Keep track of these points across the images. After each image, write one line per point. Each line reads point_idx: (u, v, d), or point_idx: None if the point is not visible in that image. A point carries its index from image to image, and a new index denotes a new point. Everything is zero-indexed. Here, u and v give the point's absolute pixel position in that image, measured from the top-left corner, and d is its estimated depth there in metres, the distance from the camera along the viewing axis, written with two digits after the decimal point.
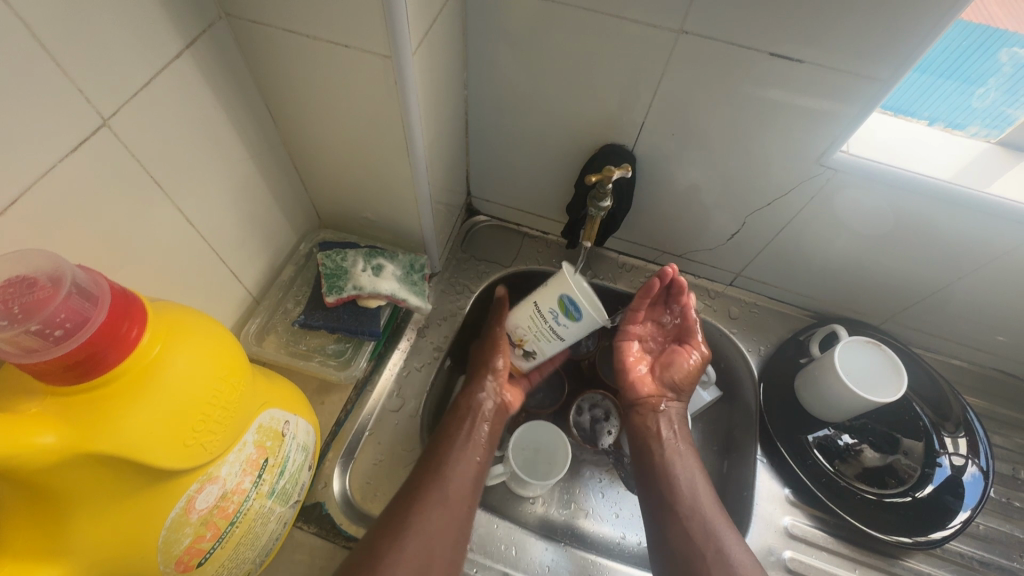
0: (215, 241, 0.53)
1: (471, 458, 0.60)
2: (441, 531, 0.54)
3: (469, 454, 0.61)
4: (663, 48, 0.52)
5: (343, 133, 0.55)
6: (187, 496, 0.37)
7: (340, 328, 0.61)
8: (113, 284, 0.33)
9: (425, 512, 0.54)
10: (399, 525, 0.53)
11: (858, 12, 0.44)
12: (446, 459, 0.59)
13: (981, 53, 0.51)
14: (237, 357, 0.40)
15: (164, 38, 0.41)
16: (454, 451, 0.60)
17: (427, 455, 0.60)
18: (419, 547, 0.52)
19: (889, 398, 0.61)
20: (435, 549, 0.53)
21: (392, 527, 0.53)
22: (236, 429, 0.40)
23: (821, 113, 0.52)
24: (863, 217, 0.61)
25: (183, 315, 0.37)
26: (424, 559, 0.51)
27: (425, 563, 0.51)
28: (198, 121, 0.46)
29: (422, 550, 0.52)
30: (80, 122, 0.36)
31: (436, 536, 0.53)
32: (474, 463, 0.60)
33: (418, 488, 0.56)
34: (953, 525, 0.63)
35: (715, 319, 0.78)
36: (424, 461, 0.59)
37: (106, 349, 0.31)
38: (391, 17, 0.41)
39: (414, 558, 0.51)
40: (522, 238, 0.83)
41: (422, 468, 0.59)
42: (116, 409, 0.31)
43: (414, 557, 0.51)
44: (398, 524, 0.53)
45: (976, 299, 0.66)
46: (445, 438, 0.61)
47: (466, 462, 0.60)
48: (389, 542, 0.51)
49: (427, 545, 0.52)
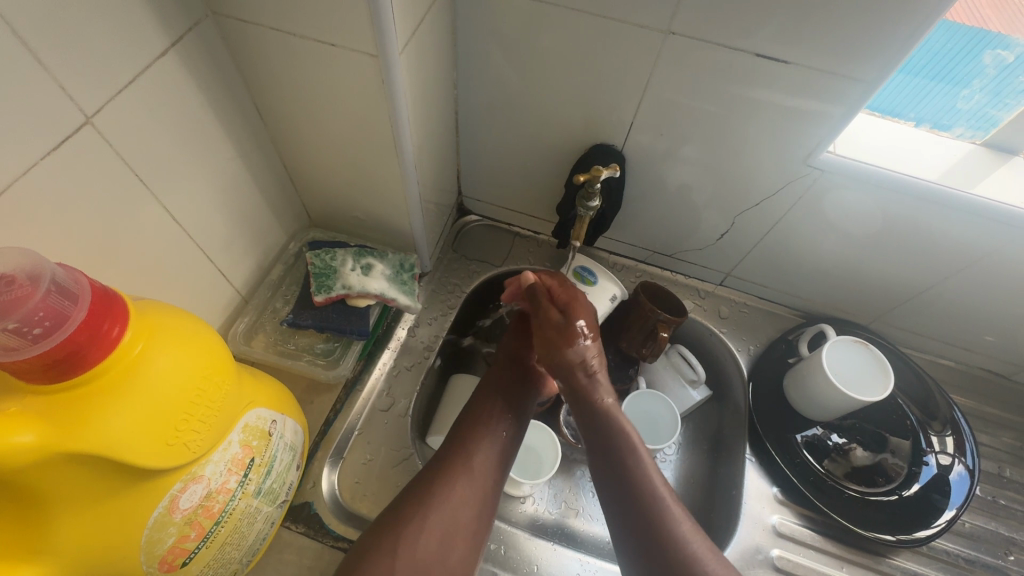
0: (202, 240, 0.53)
1: (499, 431, 0.59)
2: (463, 504, 0.53)
3: (497, 427, 0.59)
4: (651, 49, 0.52)
5: (332, 132, 0.55)
6: (170, 496, 0.37)
7: (329, 327, 0.60)
8: (94, 283, 0.33)
9: (451, 484, 0.53)
10: (426, 494, 0.52)
11: (843, 13, 0.45)
12: (475, 430, 0.58)
13: (965, 54, 0.52)
14: (221, 356, 0.40)
15: (149, 36, 0.40)
16: (481, 423, 0.59)
17: (457, 425, 0.59)
18: (443, 519, 0.51)
19: (874, 397, 0.61)
20: (460, 522, 0.52)
21: (419, 496, 0.52)
22: (221, 428, 0.40)
23: (807, 114, 0.53)
24: (850, 217, 0.61)
25: (166, 313, 0.37)
26: (446, 534, 0.51)
27: (447, 536, 0.51)
28: (184, 119, 0.46)
29: (447, 521, 0.51)
30: (63, 119, 0.36)
31: (459, 509, 0.52)
32: (503, 438, 0.59)
33: (446, 459, 0.55)
34: (937, 524, 0.63)
35: (705, 319, 0.78)
36: (454, 432, 0.59)
37: (87, 347, 0.31)
38: (377, 16, 0.41)
39: (436, 531, 0.50)
40: (513, 238, 0.83)
41: (452, 438, 0.58)
42: (96, 408, 0.31)
43: (437, 527, 0.51)
44: (425, 494, 0.52)
45: (962, 299, 0.66)
46: (475, 410, 0.60)
47: (492, 436, 0.58)
48: (416, 510, 0.51)
49: (451, 519, 0.51)
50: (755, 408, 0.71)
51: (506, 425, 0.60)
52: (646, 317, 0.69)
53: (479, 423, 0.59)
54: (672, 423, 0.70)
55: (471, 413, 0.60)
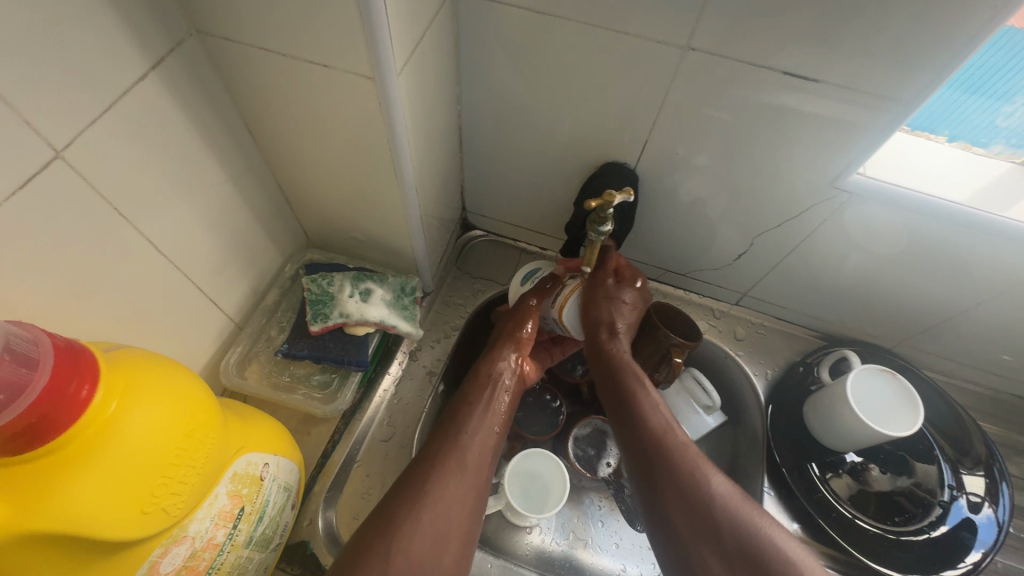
0: (190, 268, 0.50)
1: (487, 428, 0.56)
2: (456, 501, 0.49)
3: (487, 422, 0.56)
4: (668, 65, 0.49)
5: (328, 153, 0.52)
6: (149, 561, 0.35)
7: (326, 357, 0.58)
8: (57, 339, 0.30)
9: (443, 482, 0.50)
10: (419, 492, 0.48)
11: (881, 26, 0.41)
12: (463, 426, 0.55)
13: (1010, 69, 0.47)
14: (204, 407, 0.37)
15: (127, 60, 0.37)
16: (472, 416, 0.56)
17: (445, 422, 0.56)
18: (437, 518, 0.47)
19: (905, 433, 0.58)
20: (451, 519, 0.48)
21: (412, 494, 0.48)
22: (204, 485, 0.37)
23: (834, 135, 0.49)
24: (877, 240, 0.58)
25: (144, 365, 0.34)
26: (440, 536, 0.47)
27: (441, 537, 0.47)
28: (168, 145, 0.43)
29: (440, 521, 0.47)
30: (31, 155, 0.33)
31: (451, 509, 0.48)
32: (493, 433, 0.56)
33: (436, 457, 0.51)
34: (964, 565, 0.59)
35: (720, 341, 0.75)
36: (439, 430, 0.55)
37: (48, 417, 0.28)
38: (372, 36, 0.38)
39: (428, 531, 0.46)
40: (519, 255, 0.79)
41: (439, 435, 0.54)
42: (60, 483, 0.28)
43: (430, 526, 0.47)
44: (417, 492, 0.48)
45: (994, 326, 0.63)
46: (462, 407, 0.57)
47: (483, 432, 0.55)
48: (407, 510, 0.47)
49: (444, 515, 0.48)
50: (774, 434, 0.68)
51: (496, 420, 0.57)
52: (659, 340, 0.66)
53: (470, 418, 0.56)
54: None
55: (459, 409, 0.57)
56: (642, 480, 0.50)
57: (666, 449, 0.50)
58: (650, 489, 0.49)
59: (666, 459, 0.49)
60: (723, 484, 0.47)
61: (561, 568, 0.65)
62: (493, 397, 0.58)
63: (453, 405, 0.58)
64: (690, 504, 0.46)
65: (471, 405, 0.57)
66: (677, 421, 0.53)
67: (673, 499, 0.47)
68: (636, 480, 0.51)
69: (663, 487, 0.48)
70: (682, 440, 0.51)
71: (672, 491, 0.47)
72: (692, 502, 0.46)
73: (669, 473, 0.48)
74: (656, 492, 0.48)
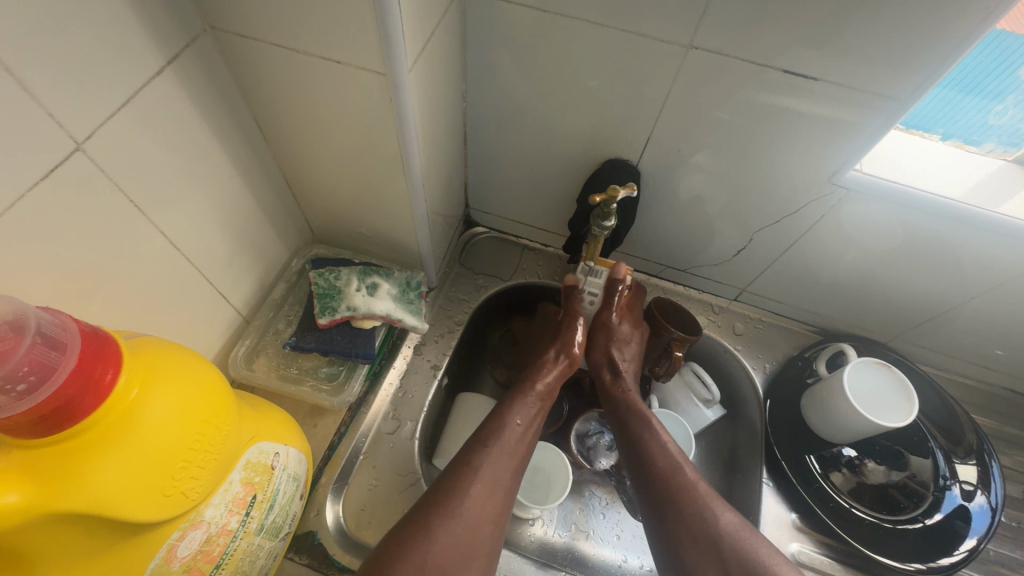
0: (202, 261, 0.51)
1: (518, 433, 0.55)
2: (483, 507, 0.49)
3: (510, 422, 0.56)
4: (671, 64, 0.50)
5: (336, 148, 0.53)
6: (168, 545, 0.36)
7: (334, 350, 0.59)
8: (82, 325, 0.30)
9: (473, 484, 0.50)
10: (451, 503, 0.48)
11: (878, 26, 0.42)
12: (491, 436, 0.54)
13: (1001, 69, 0.48)
14: (222, 396, 0.38)
15: (143, 55, 0.38)
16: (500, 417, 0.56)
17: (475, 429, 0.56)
18: (467, 526, 0.47)
19: (914, 413, 0.59)
20: (479, 523, 0.48)
21: (446, 505, 0.48)
22: (220, 471, 0.38)
23: (835, 130, 0.50)
24: (873, 235, 0.59)
25: (163, 351, 0.35)
26: (468, 544, 0.47)
27: (470, 542, 0.47)
28: (181, 138, 0.44)
29: (468, 528, 0.47)
30: (53, 148, 0.34)
31: (482, 515, 0.49)
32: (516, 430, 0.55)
33: (466, 465, 0.51)
34: (960, 552, 0.61)
35: (719, 336, 0.76)
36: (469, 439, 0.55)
37: (78, 398, 0.29)
38: (385, 33, 0.39)
39: (460, 540, 0.46)
40: (521, 250, 0.80)
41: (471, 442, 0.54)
42: (87, 463, 0.29)
43: (462, 533, 0.47)
44: (447, 502, 0.48)
45: (986, 320, 0.64)
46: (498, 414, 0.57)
47: (506, 431, 0.55)
48: (442, 520, 0.47)
49: (473, 520, 0.48)
50: (771, 428, 0.70)
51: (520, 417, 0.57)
52: (661, 336, 0.67)
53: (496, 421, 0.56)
54: (687, 442, 0.68)
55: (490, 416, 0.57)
56: (656, 522, 0.52)
57: (679, 489, 0.52)
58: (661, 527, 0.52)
59: (676, 501, 0.52)
60: (731, 519, 0.50)
61: (564, 559, 0.66)
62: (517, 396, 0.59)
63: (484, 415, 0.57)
64: (702, 545, 0.49)
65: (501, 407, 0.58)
66: (688, 460, 0.55)
67: (685, 539, 0.50)
68: (652, 521, 0.53)
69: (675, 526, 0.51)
70: (692, 478, 0.53)
71: (682, 530, 0.50)
72: (704, 539, 0.49)
73: (680, 513, 0.51)
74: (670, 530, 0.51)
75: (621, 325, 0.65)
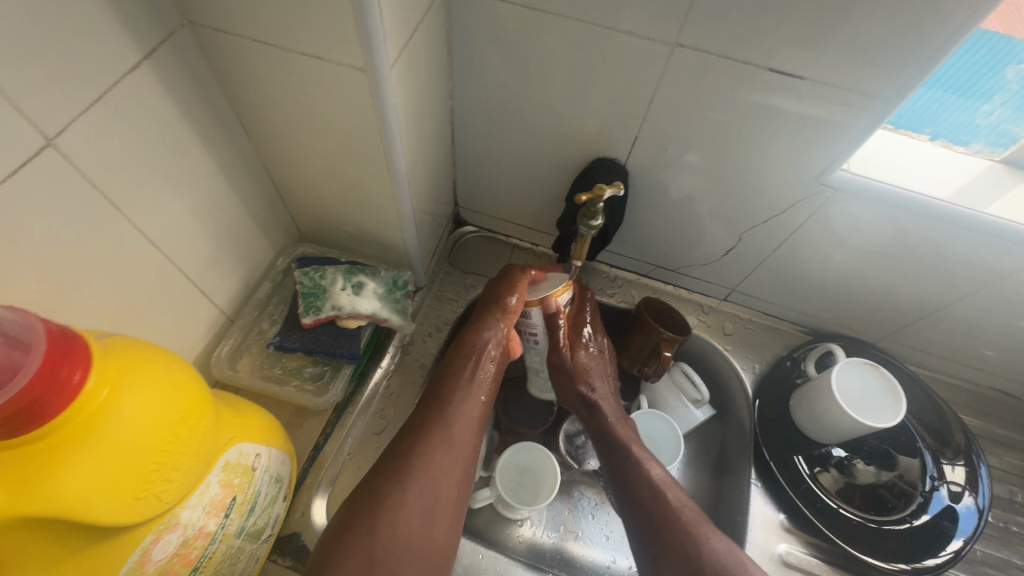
0: (183, 260, 0.50)
1: (476, 399, 0.57)
2: (443, 477, 0.51)
3: (470, 395, 0.56)
4: (658, 62, 0.50)
5: (319, 146, 0.52)
6: (142, 548, 0.35)
7: (318, 350, 0.58)
8: (50, 324, 0.30)
9: (429, 453, 0.51)
10: (405, 466, 0.50)
11: (865, 24, 0.42)
12: (451, 399, 0.56)
13: (989, 68, 0.48)
14: (199, 396, 0.37)
15: (118, 50, 0.37)
16: (459, 388, 0.56)
17: (432, 394, 0.57)
18: (423, 491, 0.49)
19: (902, 412, 0.59)
20: (439, 490, 0.50)
21: (399, 470, 0.50)
22: (196, 473, 0.37)
23: (822, 129, 0.50)
24: (861, 235, 0.59)
25: (136, 351, 0.34)
26: (427, 510, 0.49)
27: (429, 509, 0.49)
28: (159, 135, 0.43)
29: (428, 495, 0.50)
30: (22, 143, 0.33)
31: (438, 478, 0.51)
32: (478, 406, 0.56)
33: (423, 431, 0.53)
34: (946, 553, 0.61)
35: (709, 336, 0.76)
36: (426, 402, 0.56)
37: (44, 399, 0.28)
38: (365, 29, 0.38)
39: (416, 507, 0.48)
40: (510, 250, 0.80)
41: (427, 410, 0.55)
42: (53, 467, 0.29)
43: (418, 500, 0.49)
44: (401, 466, 0.50)
45: (975, 320, 0.64)
46: (450, 377, 0.57)
47: (465, 404, 0.56)
48: (394, 484, 0.49)
49: (431, 488, 0.50)
50: (760, 428, 0.69)
51: (482, 392, 0.57)
52: (649, 336, 0.66)
53: (454, 393, 0.56)
54: (675, 443, 0.67)
55: (445, 383, 0.57)
56: (636, 534, 0.54)
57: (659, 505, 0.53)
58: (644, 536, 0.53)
59: (657, 516, 0.52)
60: (721, 542, 0.50)
61: (552, 560, 0.66)
62: (477, 367, 0.58)
63: (438, 377, 0.58)
64: (681, 563, 0.49)
65: (458, 377, 0.57)
66: (676, 480, 0.56)
67: (664, 557, 0.50)
68: (637, 534, 0.54)
69: (656, 535, 0.52)
70: (675, 497, 0.53)
71: (665, 547, 0.51)
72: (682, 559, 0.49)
73: (662, 526, 0.52)
74: (650, 541, 0.52)
75: (577, 358, 0.61)
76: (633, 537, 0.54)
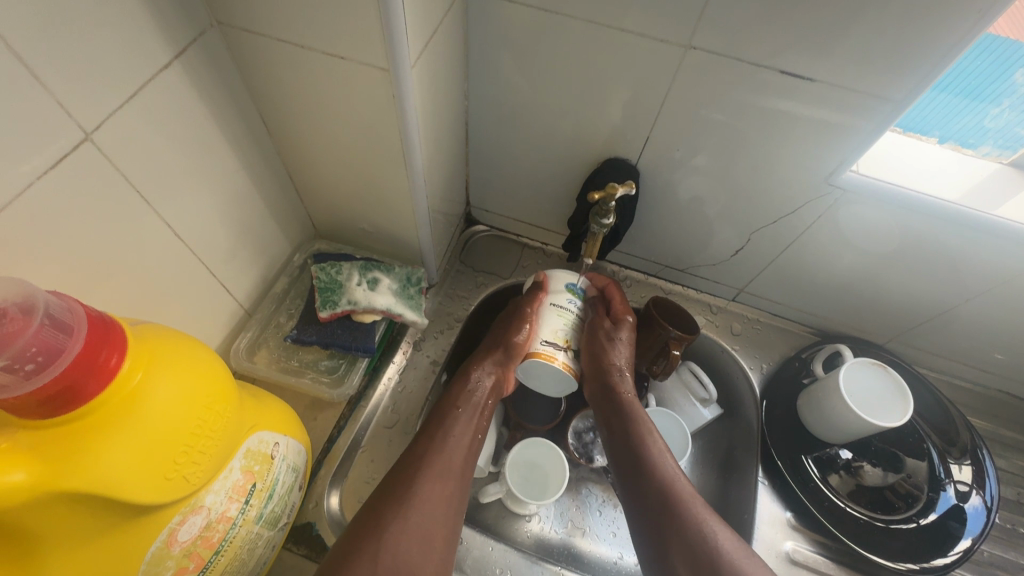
0: (205, 253, 0.52)
1: (471, 432, 0.58)
2: (438, 504, 0.51)
3: (467, 427, 0.58)
4: (671, 64, 0.51)
5: (338, 144, 0.53)
6: (168, 529, 0.36)
7: (335, 343, 0.60)
8: (90, 310, 0.31)
9: (428, 481, 0.52)
10: (405, 494, 0.50)
11: (875, 27, 0.43)
12: (450, 430, 0.57)
13: (997, 73, 0.49)
14: (224, 384, 0.38)
15: (151, 48, 0.39)
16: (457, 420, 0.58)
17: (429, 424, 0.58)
18: (422, 519, 0.50)
19: (909, 410, 0.60)
20: (437, 519, 0.50)
21: (397, 497, 0.50)
22: (221, 458, 0.38)
23: (832, 130, 0.51)
24: (869, 236, 0.60)
25: (166, 338, 0.35)
26: (425, 537, 0.49)
27: (427, 536, 0.49)
28: (185, 132, 0.45)
29: (424, 522, 0.50)
30: (61, 137, 0.35)
31: (435, 510, 0.51)
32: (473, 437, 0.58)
33: (424, 460, 0.53)
34: (955, 552, 0.61)
35: (717, 335, 0.77)
36: (424, 430, 0.57)
37: (83, 380, 0.29)
38: (388, 29, 0.40)
39: (415, 534, 0.48)
40: (521, 248, 0.81)
41: (425, 438, 0.56)
42: (91, 444, 0.30)
43: (417, 528, 0.49)
44: (402, 492, 0.51)
45: (983, 322, 0.64)
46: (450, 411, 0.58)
47: (460, 434, 0.57)
48: (395, 512, 0.49)
49: (429, 516, 0.50)
50: (768, 427, 0.70)
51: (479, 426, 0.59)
52: (658, 335, 0.67)
53: (451, 424, 0.57)
54: (682, 442, 0.69)
55: (443, 416, 0.58)
56: (648, 536, 0.53)
57: (675, 504, 0.53)
58: (655, 546, 0.52)
59: (675, 523, 0.52)
60: (727, 537, 0.50)
61: (560, 555, 0.66)
62: (476, 406, 0.60)
63: (437, 412, 0.59)
64: (698, 563, 0.49)
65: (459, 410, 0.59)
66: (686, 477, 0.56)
67: (680, 554, 0.50)
68: (645, 534, 0.53)
69: (669, 546, 0.51)
70: (689, 495, 0.53)
71: (678, 551, 0.50)
72: (698, 555, 0.49)
73: (679, 532, 0.51)
74: (664, 548, 0.51)
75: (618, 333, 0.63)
76: (642, 545, 0.53)
